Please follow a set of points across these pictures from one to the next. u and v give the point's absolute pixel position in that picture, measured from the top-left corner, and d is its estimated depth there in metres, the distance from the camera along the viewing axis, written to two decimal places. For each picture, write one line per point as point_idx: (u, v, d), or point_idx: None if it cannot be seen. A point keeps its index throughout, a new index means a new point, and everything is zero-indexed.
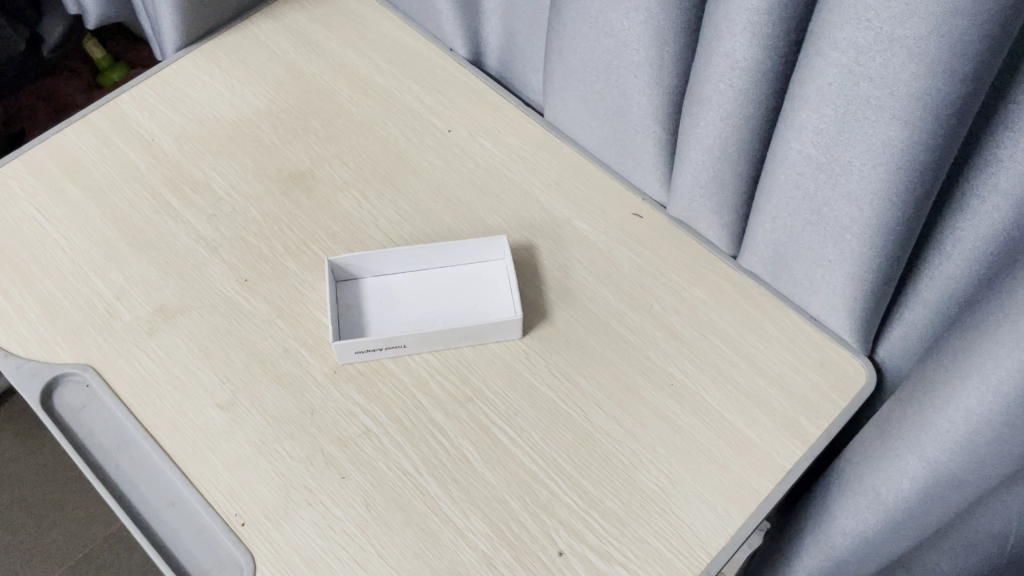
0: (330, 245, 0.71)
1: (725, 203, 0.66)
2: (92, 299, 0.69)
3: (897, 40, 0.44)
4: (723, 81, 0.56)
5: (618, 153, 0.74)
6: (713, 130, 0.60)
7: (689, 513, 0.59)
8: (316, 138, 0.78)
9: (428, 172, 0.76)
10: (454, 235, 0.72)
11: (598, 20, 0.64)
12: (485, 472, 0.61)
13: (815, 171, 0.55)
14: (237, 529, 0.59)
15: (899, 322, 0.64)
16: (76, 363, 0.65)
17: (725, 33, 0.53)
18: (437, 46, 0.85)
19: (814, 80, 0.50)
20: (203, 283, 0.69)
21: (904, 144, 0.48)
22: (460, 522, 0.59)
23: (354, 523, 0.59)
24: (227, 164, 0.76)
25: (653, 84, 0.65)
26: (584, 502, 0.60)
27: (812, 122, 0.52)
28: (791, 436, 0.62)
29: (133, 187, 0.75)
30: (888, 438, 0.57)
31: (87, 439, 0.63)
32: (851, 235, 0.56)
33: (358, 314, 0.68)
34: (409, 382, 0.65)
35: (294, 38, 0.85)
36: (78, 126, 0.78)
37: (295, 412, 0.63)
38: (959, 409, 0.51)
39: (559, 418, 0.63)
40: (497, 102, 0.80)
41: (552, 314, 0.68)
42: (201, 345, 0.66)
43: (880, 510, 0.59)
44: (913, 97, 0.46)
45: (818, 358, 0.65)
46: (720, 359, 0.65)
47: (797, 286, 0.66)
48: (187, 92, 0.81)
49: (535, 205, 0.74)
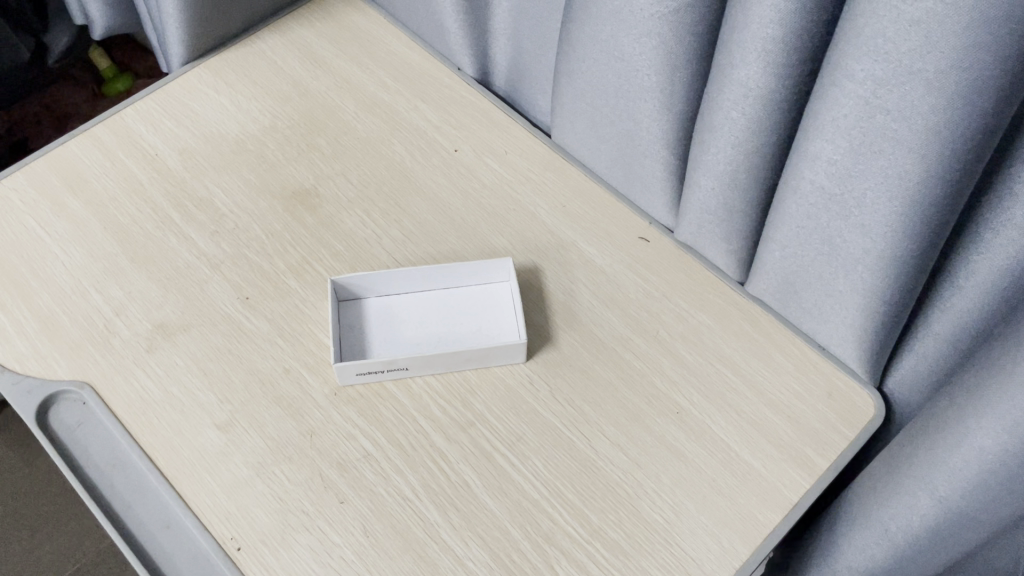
0: (333, 264, 0.71)
1: (733, 230, 0.65)
2: (90, 315, 0.68)
3: (916, 73, 0.44)
4: (735, 109, 0.55)
5: (626, 177, 0.73)
6: (724, 156, 0.59)
7: (694, 545, 0.58)
8: (321, 155, 0.77)
9: (434, 192, 0.75)
10: (459, 256, 0.71)
11: (608, 43, 0.63)
12: (486, 499, 0.60)
13: (828, 202, 0.54)
14: (231, 553, 0.57)
15: (909, 354, 0.63)
16: (73, 380, 0.64)
17: (739, 61, 0.52)
18: (445, 65, 0.84)
19: (829, 110, 0.49)
20: (203, 300, 0.69)
21: (919, 178, 0.48)
22: (460, 551, 0.58)
23: (352, 550, 0.58)
24: (230, 180, 0.75)
25: (662, 109, 0.64)
26: (586, 533, 0.58)
27: (825, 152, 0.51)
28: (797, 468, 0.61)
29: (134, 202, 0.74)
30: (897, 472, 0.56)
31: (83, 458, 0.62)
32: (864, 266, 0.55)
33: (360, 335, 0.67)
34: (410, 404, 0.64)
35: (301, 54, 0.85)
36: (80, 139, 0.78)
37: (294, 434, 0.62)
38: (972, 448, 0.50)
39: (562, 445, 0.62)
40: (505, 122, 0.80)
41: (557, 337, 0.67)
42: (200, 363, 0.65)
43: (889, 546, 0.58)
44: (931, 131, 0.45)
45: (825, 388, 0.64)
46: (727, 388, 0.64)
47: (806, 315, 0.65)
48: (192, 107, 0.80)
49: (540, 227, 0.73)
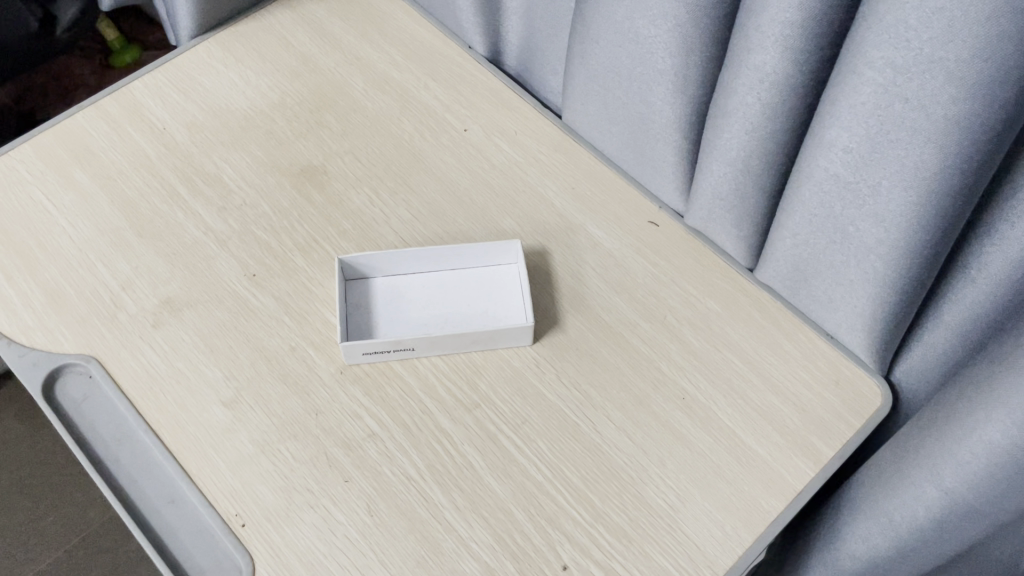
0: (340, 243, 0.70)
1: (744, 216, 0.65)
2: (97, 290, 0.68)
3: (937, 62, 0.43)
4: (750, 94, 0.54)
5: (637, 160, 0.73)
6: (737, 142, 0.58)
7: (697, 531, 0.58)
8: (330, 132, 0.77)
9: (442, 171, 0.75)
10: (466, 237, 0.71)
11: (623, 25, 0.62)
12: (490, 480, 0.60)
13: (842, 190, 0.53)
14: (236, 529, 0.58)
15: (918, 344, 0.62)
16: (80, 354, 0.64)
17: (756, 46, 0.51)
18: (456, 43, 0.83)
19: (846, 97, 0.48)
20: (210, 277, 0.68)
21: (936, 169, 0.47)
22: (463, 532, 0.58)
23: (355, 529, 0.58)
24: (238, 156, 0.75)
25: (675, 93, 0.63)
26: (590, 517, 0.59)
27: (841, 140, 0.51)
28: (803, 456, 0.61)
29: (142, 175, 0.74)
30: (903, 463, 0.56)
31: (88, 432, 0.62)
32: (876, 255, 0.55)
33: (367, 315, 0.67)
34: (416, 385, 0.64)
35: (311, 29, 0.84)
36: (88, 112, 0.77)
37: (299, 412, 0.62)
38: (981, 441, 0.49)
39: (567, 429, 0.62)
40: (515, 103, 0.79)
41: (563, 321, 0.67)
42: (207, 340, 0.65)
43: (893, 535, 0.58)
44: (950, 121, 0.44)
45: (833, 377, 0.64)
46: (734, 376, 0.64)
47: (816, 303, 0.65)
48: (200, 81, 0.79)
49: (549, 209, 0.73)
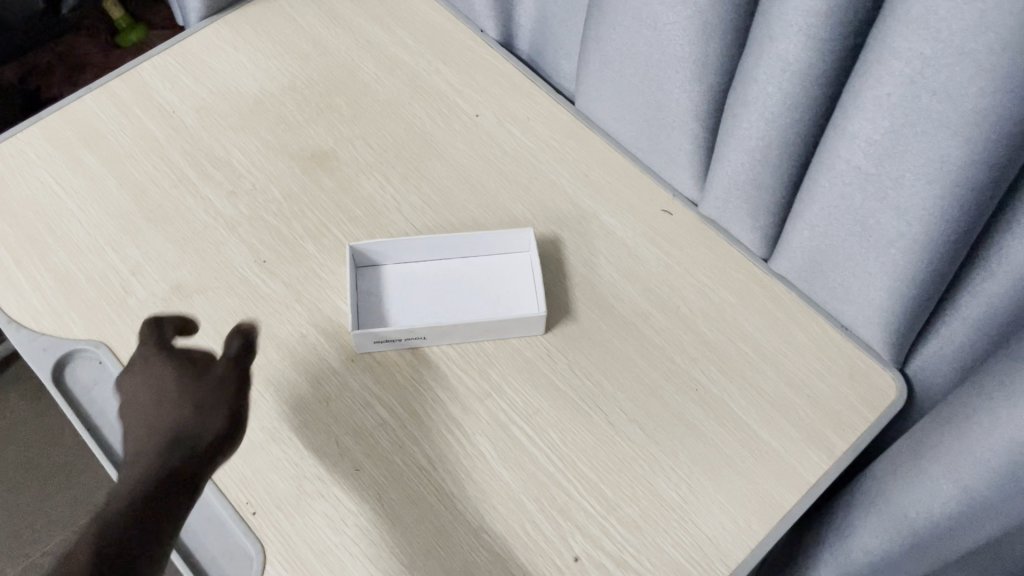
0: (351, 230, 0.70)
1: (760, 206, 0.64)
2: (106, 274, 0.67)
3: (967, 54, 0.42)
4: (771, 83, 0.53)
5: (651, 148, 0.72)
6: (756, 131, 0.57)
7: (709, 523, 0.58)
8: (340, 116, 0.76)
9: (454, 157, 0.74)
10: (478, 224, 0.70)
11: (640, 11, 0.61)
12: (501, 470, 0.59)
13: (864, 181, 0.53)
14: (246, 517, 0.58)
15: (935, 337, 0.62)
16: (90, 339, 0.64)
17: (779, 34, 0.50)
18: (467, 27, 0.82)
19: (872, 88, 0.47)
20: (220, 262, 0.68)
21: (961, 163, 0.46)
22: (474, 522, 0.58)
23: (366, 517, 0.58)
24: (248, 140, 0.74)
25: (693, 80, 0.62)
26: (602, 507, 0.58)
27: (864, 131, 0.50)
28: (817, 449, 0.60)
29: (151, 159, 0.73)
30: (920, 457, 0.56)
31: (99, 417, 0.62)
32: (896, 249, 0.54)
33: (378, 302, 0.66)
34: (427, 374, 0.63)
35: (321, 11, 0.83)
36: (97, 94, 0.76)
37: (310, 400, 0.62)
38: (1002, 437, 0.49)
39: (578, 420, 0.62)
40: (528, 88, 0.78)
41: (576, 310, 0.66)
42: (217, 326, 0.65)
43: (907, 529, 0.58)
44: (978, 114, 0.43)
45: (847, 369, 0.64)
46: (747, 367, 0.64)
47: (832, 294, 0.64)
48: (209, 63, 0.79)
49: (561, 197, 0.72)
